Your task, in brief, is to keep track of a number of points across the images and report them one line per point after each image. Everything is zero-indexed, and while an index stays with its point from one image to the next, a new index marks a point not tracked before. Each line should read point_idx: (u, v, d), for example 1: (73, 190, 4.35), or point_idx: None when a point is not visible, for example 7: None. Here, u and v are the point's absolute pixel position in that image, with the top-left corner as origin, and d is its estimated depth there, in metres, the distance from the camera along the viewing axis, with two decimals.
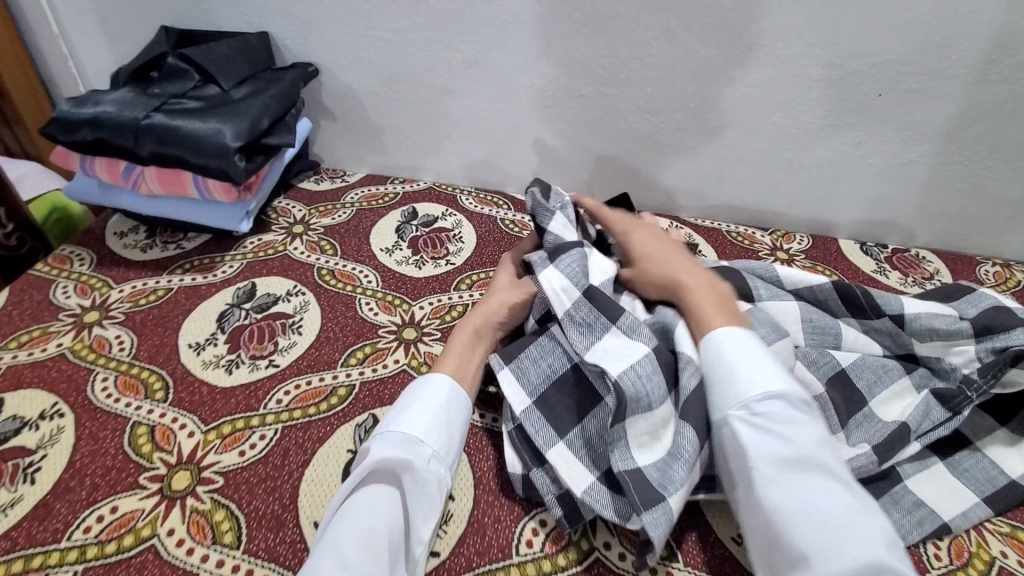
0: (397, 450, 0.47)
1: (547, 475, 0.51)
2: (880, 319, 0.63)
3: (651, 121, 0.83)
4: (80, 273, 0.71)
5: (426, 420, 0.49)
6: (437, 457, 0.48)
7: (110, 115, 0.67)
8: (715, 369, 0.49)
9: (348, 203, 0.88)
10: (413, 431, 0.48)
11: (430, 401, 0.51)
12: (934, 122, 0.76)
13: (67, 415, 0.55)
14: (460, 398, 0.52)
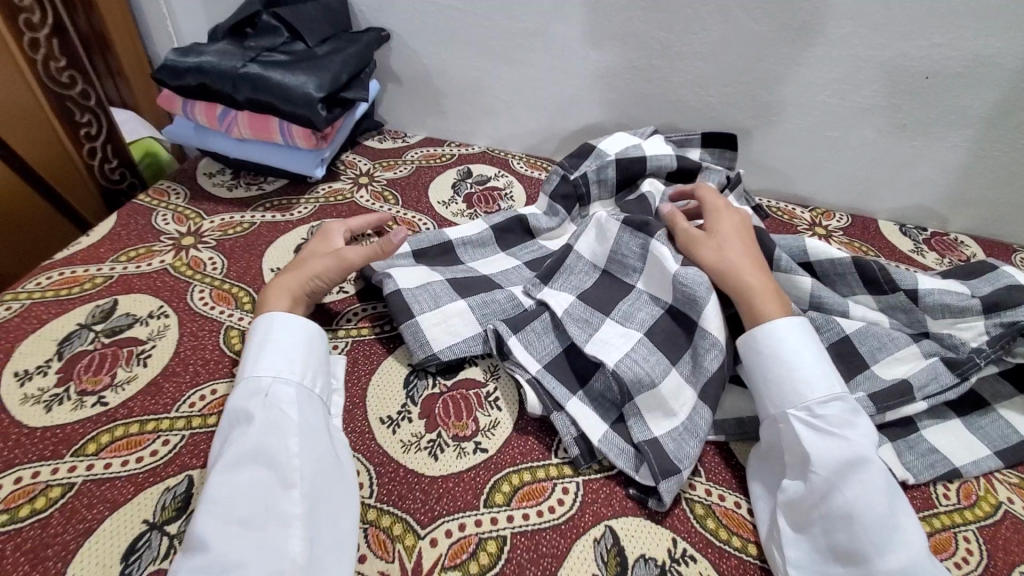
0: (251, 388, 0.52)
1: (567, 419, 0.55)
2: (891, 295, 0.64)
3: (699, 95, 0.88)
4: (177, 205, 0.80)
5: (273, 354, 0.55)
6: (285, 380, 0.53)
7: (213, 63, 0.76)
8: (768, 365, 0.54)
9: (408, 161, 0.95)
10: (263, 368, 0.54)
11: (267, 337, 0.56)
12: (981, 107, 0.78)
13: (171, 316, 0.64)
14: (294, 320, 0.58)
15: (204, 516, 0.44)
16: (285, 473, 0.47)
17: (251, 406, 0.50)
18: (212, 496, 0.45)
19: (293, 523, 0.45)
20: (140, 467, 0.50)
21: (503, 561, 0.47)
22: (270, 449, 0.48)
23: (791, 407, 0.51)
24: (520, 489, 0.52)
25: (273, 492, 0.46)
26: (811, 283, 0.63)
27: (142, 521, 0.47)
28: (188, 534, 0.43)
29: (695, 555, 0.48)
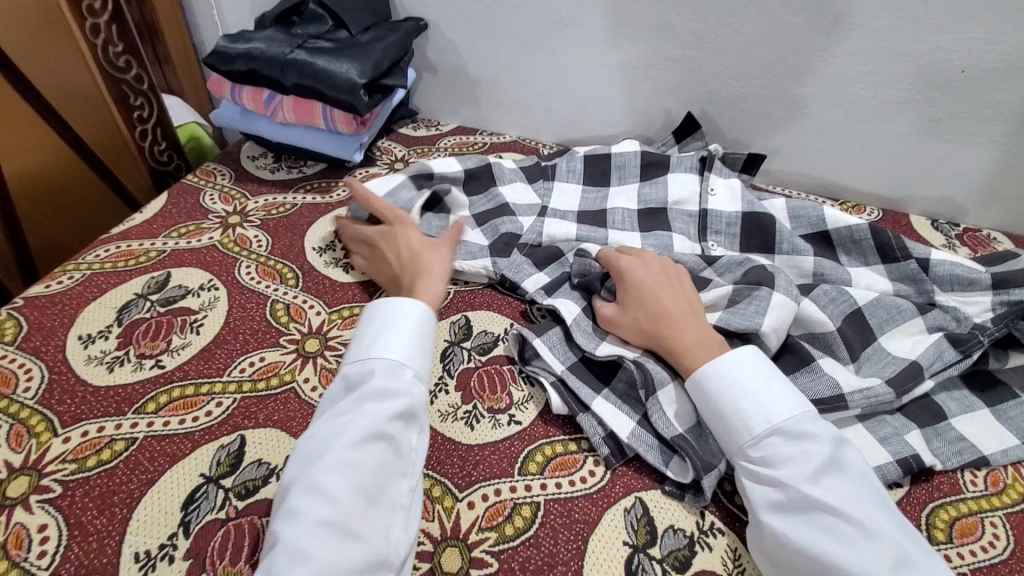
0: (385, 366, 0.52)
1: (593, 419, 0.55)
2: (905, 262, 0.67)
3: (731, 86, 0.88)
4: (223, 185, 0.84)
5: (407, 339, 0.54)
6: (422, 372, 0.53)
7: (261, 50, 0.79)
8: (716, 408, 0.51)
9: (441, 148, 0.97)
10: (396, 348, 0.53)
11: (401, 320, 0.55)
12: (1019, 101, 0.78)
13: (221, 289, 0.67)
14: (430, 319, 0.57)
15: (327, 473, 0.44)
16: (402, 461, 0.48)
17: (387, 381, 0.50)
18: (342, 460, 0.45)
19: (399, 512, 0.46)
20: (196, 425, 0.54)
21: (536, 525, 0.49)
22: (397, 434, 0.48)
23: (746, 445, 0.49)
24: (553, 459, 0.53)
25: (389, 476, 0.46)
26: (814, 260, 0.68)
27: (199, 475, 0.50)
28: (308, 488, 0.44)
29: (722, 527, 0.49)
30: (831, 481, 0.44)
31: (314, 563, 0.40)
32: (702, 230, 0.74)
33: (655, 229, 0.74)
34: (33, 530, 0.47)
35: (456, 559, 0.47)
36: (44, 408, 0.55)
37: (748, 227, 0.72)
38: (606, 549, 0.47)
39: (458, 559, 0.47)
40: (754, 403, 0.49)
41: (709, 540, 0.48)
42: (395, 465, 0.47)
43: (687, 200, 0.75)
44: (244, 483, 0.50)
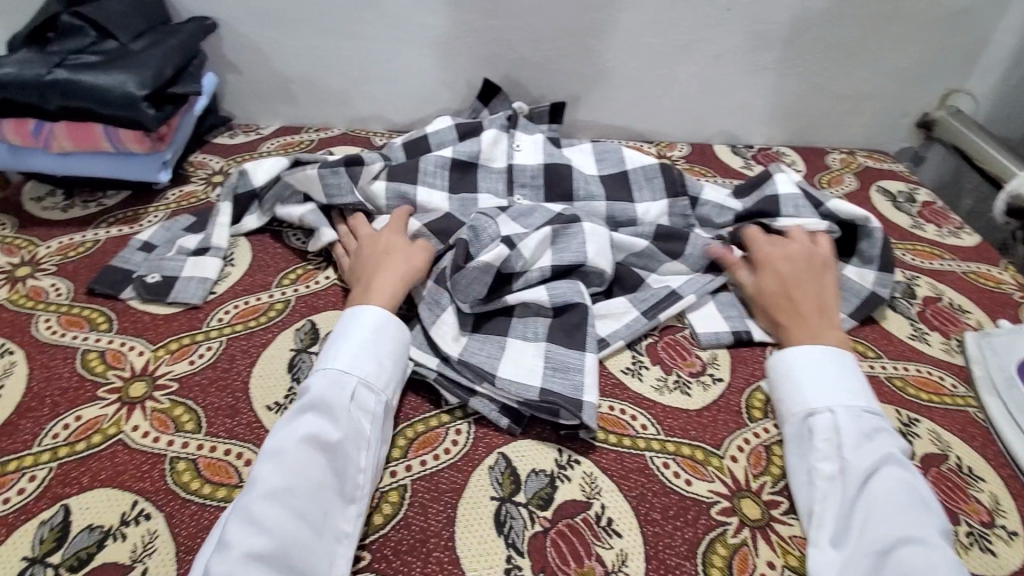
0: (326, 385, 0.51)
1: (481, 398, 0.57)
2: (681, 196, 0.78)
3: (540, 50, 0.92)
4: (4, 235, 0.73)
5: (360, 353, 0.54)
6: (369, 386, 0.52)
7: (11, 74, 0.68)
8: (805, 369, 0.57)
9: (263, 153, 0.92)
10: (340, 366, 0.53)
11: (358, 335, 0.55)
12: (776, 29, 0.90)
13: (17, 352, 0.59)
14: (388, 324, 0.57)
15: (265, 501, 0.44)
16: (346, 485, 0.48)
17: (329, 405, 0.50)
18: (279, 487, 0.45)
19: (344, 540, 0.46)
20: (7, 508, 0.47)
21: (405, 506, 0.49)
22: (341, 455, 0.48)
23: (827, 402, 0.54)
24: (416, 439, 0.54)
25: (331, 503, 0.46)
26: (606, 203, 0.78)
27: (21, 558, 0.45)
28: (243, 517, 0.43)
29: (578, 458, 0.54)
30: (874, 433, 0.51)
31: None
32: (509, 185, 0.81)
33: (460, 190, 0.79)
34: None
35: None
36: None
37: (550, 177, 0.80)
38: (474, 506, 0.49)
39: None
40: (844, 378, 0.55)
41: (568, 472, 0.52)
42: (341, 492, 0.47)
43: (496, 159, 0.82)
44: (76, 553, 0.45)
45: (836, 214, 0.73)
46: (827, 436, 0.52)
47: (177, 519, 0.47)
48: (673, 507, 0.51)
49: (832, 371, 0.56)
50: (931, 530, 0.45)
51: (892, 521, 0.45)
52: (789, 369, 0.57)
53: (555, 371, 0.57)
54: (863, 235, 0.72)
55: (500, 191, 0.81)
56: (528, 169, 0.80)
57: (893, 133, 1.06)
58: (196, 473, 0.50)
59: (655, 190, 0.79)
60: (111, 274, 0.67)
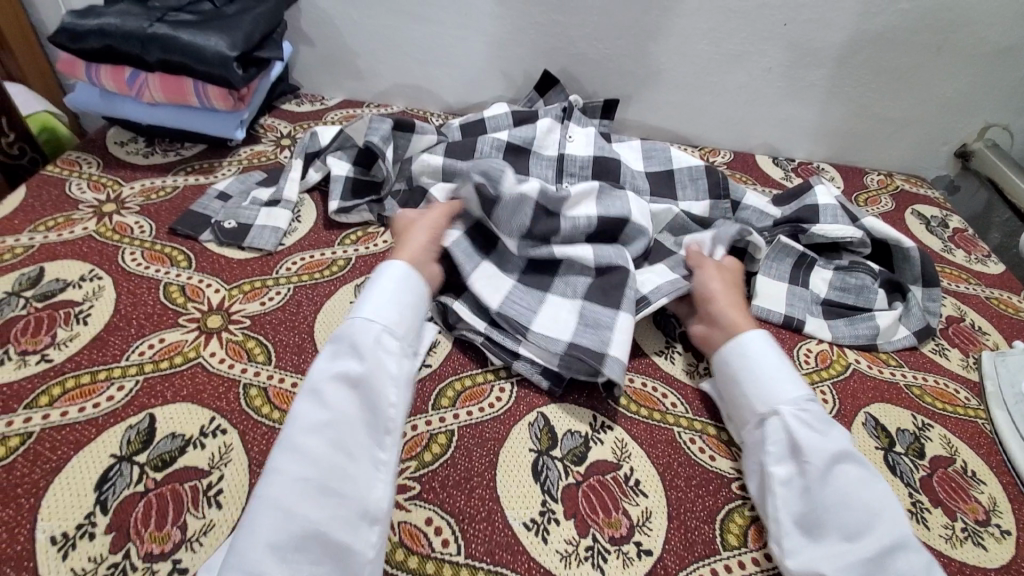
0: (359, 331, 0.56)
1: (525, 362, 0.61)
2: (723, 199, 0.82)
3: (597, 48, 0.96)
4: (91, 173, 0.79)
5: (398, 304, 0.59)
6: (390, 332, 0.57)
7: (116, 25, 0.73)
8: (746, 371, 0.58)
9: (329, 122, 0.97)
10: (367, 312, 0.57)
11: (380, 289, 0.59)
12: (828, 49, 0.93)
13: (105, 278, 0.65)
14: (413, 278, 0.61)
15: (304, 433, 0.49)
16: (378, 421, 0.52)
17: (358, 348, 0.54)
18: (321, 421, 0.50)
19: (380, 467, 0.50)
20: (98, 411, 0.53)
21: (453, 448, 0.54)
22: (372, 393, 0.52)
23: (778, 404, 0.55)
24: (463, 392, 0.59)
25: (364, 435, 0.50)
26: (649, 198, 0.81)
27: (110, 455, 0.50)
28: (289, 448, 0.48)
29: (612, 425, 0.58)
30: (826, 423, 0.53)
31: (298, 520, 0.45)
32: (559, 173, 0.85)
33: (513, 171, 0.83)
34: None
35: None
36: None
37: (599, 169, 0.84)
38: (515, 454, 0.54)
39: None
40: (784, 375, 0.58)
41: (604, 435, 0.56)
42: (373, 424, 0.51)
43: (548, 146, 0.86)
44: (160, 455, 0.50)
45: (872, 231, 0.77)
46: (780, 439, 0.53)
47: (250, 438, 0.52)
48: (697, 478, 0.55)
49: (761, 368, 0.58)
50: (882, 515, 0.48)
51: (854, 514, 0.48)
52: (727, 366, 0.60)
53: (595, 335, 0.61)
54: (901, 255, 0.77)
55: (551, 177, 0.85)
56: (578, 160, 0.85)
57: (931, 159, 1.08)
58: (267, 400, 0.56)
59: (698, 191, 0.83)
60: (190, 219, 0.72)
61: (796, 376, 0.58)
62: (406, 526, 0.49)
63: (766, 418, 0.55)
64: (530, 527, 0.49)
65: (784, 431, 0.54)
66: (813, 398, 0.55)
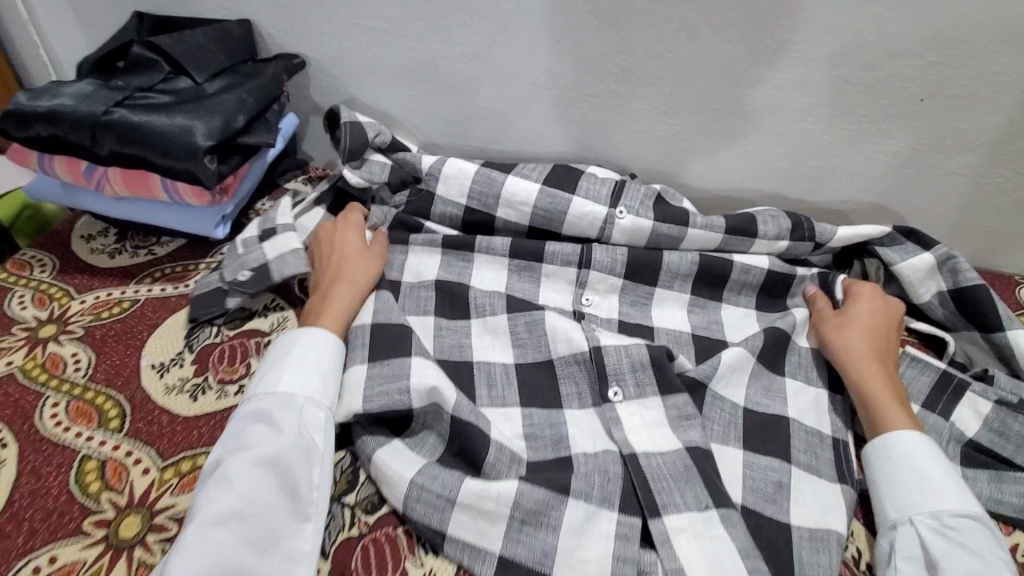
0: (275, 403, 0.50)
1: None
2: (804, 243, 0.71)
3: (665, 123, 0.77)
4: (39, 281, 0.65)
5: (300, 371, 0.53)
6: (311, 400, 0.51)
7: (68, 108, 0.60)
8: (893, 467, 0.52)
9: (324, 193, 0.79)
10: (286, 384, 0.52)
11: (299, 353, 0.54)
12: (978, 131, 0.71)
13: (10, 447, 0.50)
14: (324, 338, 0.56)
15: (213, 528, 0.42)
16: (299, 505, 0.46)
17: (274, 424, 0.49)
18: (227, 514, 0.43)
19: (300, 561, 0.44)
20: None
21: None
22: (290, 471, 0.47)
23: (911, 510, 0.49)
24: None
25: (282, 522, 0.45)
26: (722, 236, 0.70)
27: None
28: (185, 548, 0.42)
29: None
30: (975, 546, 0.46)
31: None
32: (614, 195, 0.71)
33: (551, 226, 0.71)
34: None
35: None
36: None
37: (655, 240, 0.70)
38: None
39: None
40: (949, 481, 0.50)
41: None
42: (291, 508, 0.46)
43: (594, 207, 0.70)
44: None
45: (1014, 345, 0.64)
46: (909, 554, 0.47)
47: None
48: None
49: (913, 458, 0.51)
50: None
51: None
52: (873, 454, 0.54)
53: (614, 392, 0.57)
54: None
55: (595, 226, 0.70)
56: (641, 190, 0.71)
57: None
58: None
59: (779, 228, 0.71)
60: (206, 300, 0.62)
61: (959, 484, 0.50)
62: None
63: (897, 526, 0.49)
64: None
65: (920, 546, 0.47)
66: (970, 514, 0.47)
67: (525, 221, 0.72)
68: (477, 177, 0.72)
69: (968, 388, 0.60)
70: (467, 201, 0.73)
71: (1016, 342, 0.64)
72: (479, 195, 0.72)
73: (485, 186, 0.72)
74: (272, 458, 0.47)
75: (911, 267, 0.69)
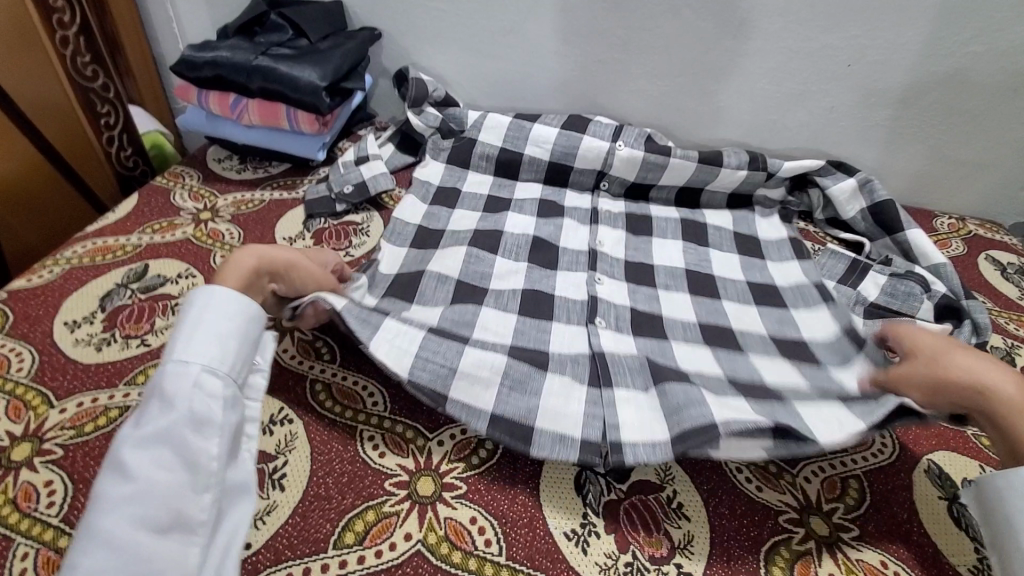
0: (169, 379, 0.47)
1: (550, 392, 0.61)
2: (758, 173, 0.92)
3: (657, 84, 1.00)
4: (192, 185, 0.89)
5: (200, 341, 0.50)
6: (208, 370, 0.49)
7: (226, 56, 0.84)
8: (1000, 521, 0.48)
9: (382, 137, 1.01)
10: (183, 358, 0.49)
11: (196, 323, 0.51)
12: (894, 90, 0.93)
13: (198, 276, 0.73)
14: (229, 302, 0.53)
15: (114, 514, 0.41)
16: (198, 476, 0.45)
17: (166, 400, 0.46)
18: (128, 495, 0.42)
19: (198, 530, 0.44)
20: None
21: (498, 454, 0.56)
22: (187, 445, 0.45)
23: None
24: None
25: (182, 495, 0.44)
26: (695, 166, 0.92)
27: None
28: (86, 531, 0.41)
29: None
30: None
31: None
32: (615, 135, 0.93)
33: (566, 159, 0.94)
34: (41, 485, 0.51)
35: (430, 484, 0.53)
36: (37, 385, 0.59)
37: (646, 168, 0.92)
38: (548, 483, 0.54)
39: (432, 484, 0.53)
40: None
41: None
42: (193, 480, 0.45)
43: (597, 145, 0.92)
44: None
45: (910, 241, 0.85)
46: None
47: (313, 428, 0.57)
48: (742, 507, 0.54)
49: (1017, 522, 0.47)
50: None
51: None
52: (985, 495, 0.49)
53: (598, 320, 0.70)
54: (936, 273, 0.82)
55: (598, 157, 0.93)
56: (637, 131, 0.93)
57: (1010, 204, 1.04)
58: (330, 395, 0.60)
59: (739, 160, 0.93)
60: (320, 202, 0.87)
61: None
62: (452, 522, 0.51)
63: None
64: (569, 537, 0.50)
65: None
66: None
67: (547, 156, 0.94)
68: (510, 126, 0.95)
69: (871, 268, 0.83)
70: (503, 143, 0.95)
71: (913, 240, 0.85)
72: (511, 137, 0.95)
73: (517, 133, 0.94)
74: (165, 434, 0.45)
75: (840, 191, 0.90)
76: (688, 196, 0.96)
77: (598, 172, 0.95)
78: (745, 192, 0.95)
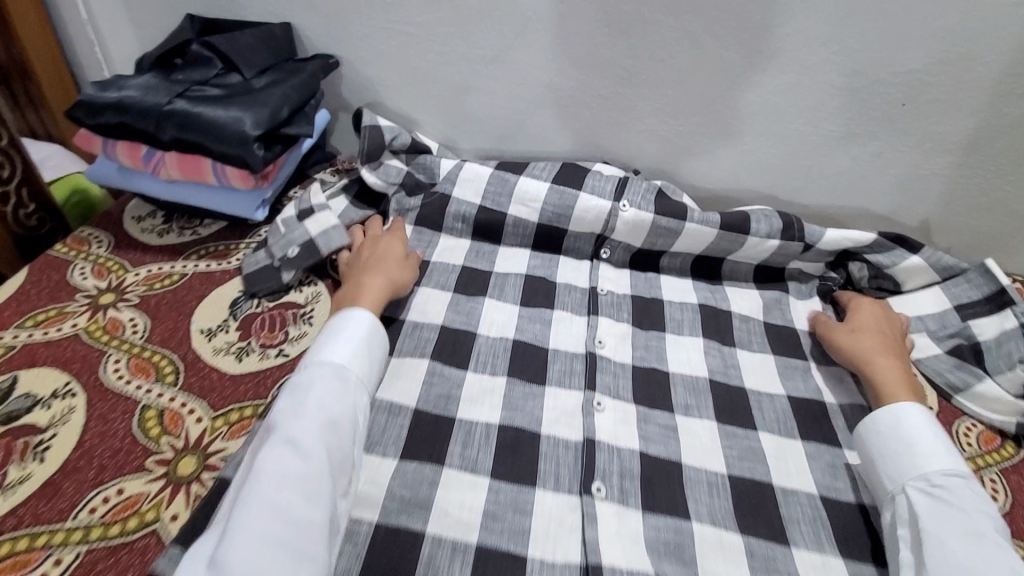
0: (329, 379, 0.54)
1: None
2: (795, 242, 0.76)
3: (669, 124, 0.83)
4: (98, 255, 0.72)
5: (351, 350, 0.57)
6: (360, 380, 0.56)
7: (134, 98, 0.66)
8: None
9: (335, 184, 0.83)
10: (339, 360, 0.56)
11: (349, 335, 0.58)
12: (958, 134, 0.76)
13: (79, 395, 0.56)
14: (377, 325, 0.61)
15: (268, 512, 0.44)
16: (339, 479, 0.49)
17: (331, 396, 0.53)
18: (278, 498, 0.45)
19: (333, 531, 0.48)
20: None
21: None
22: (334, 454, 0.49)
23: None
24: None
25: (321, 496, 0.47)
26: (716, 233, 0.76)
27: None
28: (236, 527, 0.43)
29: None
30: None
31: None
32: (617, 190, 0.77)
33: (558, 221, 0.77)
34: None
35: None
36: None
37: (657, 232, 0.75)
38: None
39: None
40: None
41: None
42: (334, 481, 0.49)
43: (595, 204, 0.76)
44: None
45: None
46: None
47: None
48: None
49: None
50: None
51: None
52: None
53: (598, 489, 0.55)
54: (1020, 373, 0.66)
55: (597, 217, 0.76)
56: (643, 186, 0.77)
57: None
58: None
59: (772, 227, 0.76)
60: (258, 277, 0.69)
61: None
62: None
63: None
64: None
65: None
66: None
67: (535, 218, 0.78)
68: (491, 180, 0.78)
69: None
70: (482, 201, 0.78)
71: None
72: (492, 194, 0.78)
73: (499, 188, 0.78)
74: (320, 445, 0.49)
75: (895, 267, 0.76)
76: (705, 266, 0.80)
77: (597, 237, 0.78)
78: (776, 262, 0.79)
